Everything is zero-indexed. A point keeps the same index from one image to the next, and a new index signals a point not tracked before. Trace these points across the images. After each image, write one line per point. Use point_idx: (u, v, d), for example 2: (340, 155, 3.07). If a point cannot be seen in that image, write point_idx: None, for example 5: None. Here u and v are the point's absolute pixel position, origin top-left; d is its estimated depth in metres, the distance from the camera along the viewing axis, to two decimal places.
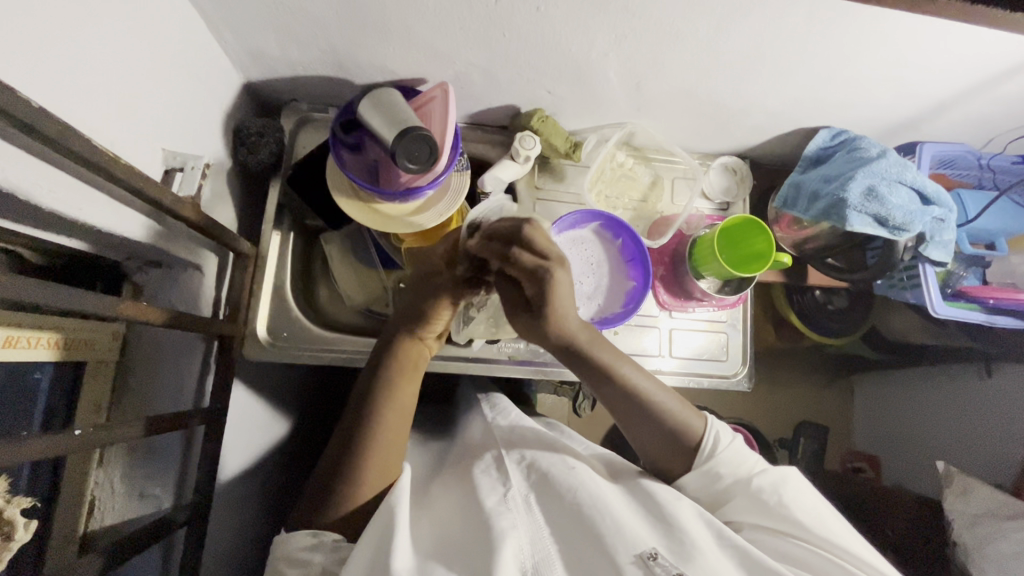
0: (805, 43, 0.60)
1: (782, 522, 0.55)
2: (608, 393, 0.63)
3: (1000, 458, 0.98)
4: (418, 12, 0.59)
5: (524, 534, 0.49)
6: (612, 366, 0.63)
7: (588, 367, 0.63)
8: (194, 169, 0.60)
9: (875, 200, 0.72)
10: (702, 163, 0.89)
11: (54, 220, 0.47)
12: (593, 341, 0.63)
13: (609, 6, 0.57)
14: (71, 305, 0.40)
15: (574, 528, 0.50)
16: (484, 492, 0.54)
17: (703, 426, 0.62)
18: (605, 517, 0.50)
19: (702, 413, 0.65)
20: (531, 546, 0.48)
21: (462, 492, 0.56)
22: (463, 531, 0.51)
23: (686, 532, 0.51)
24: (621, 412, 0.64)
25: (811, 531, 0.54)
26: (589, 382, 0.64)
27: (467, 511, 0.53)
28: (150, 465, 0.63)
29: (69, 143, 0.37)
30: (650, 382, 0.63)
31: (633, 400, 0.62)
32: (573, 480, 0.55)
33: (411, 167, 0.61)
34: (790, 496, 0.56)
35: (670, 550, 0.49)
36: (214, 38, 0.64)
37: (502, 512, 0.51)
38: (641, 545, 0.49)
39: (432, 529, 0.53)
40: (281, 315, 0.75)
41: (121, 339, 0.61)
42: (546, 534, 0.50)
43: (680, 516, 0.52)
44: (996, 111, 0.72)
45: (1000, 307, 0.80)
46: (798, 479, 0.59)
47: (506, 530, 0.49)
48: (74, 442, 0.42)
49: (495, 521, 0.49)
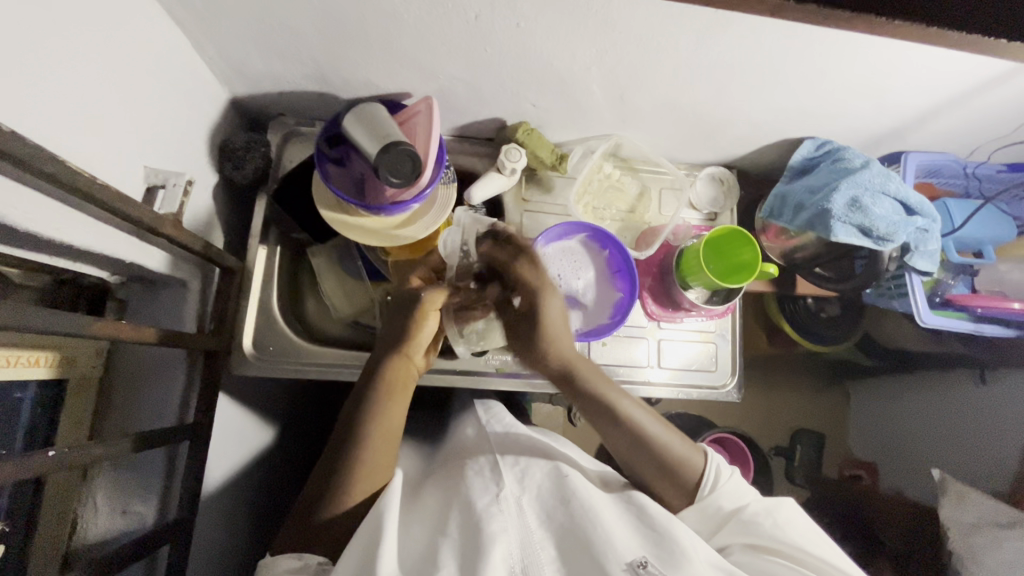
0: (788, 56, 0.60)
1: (771, 543, 0.55)
2: (598, 417, 0.66)
3: (997, 466, 0.98)
4: (399, 28, 0.60)
5: (514, 537, 0.49)
6: (608, 389, 0.66)
7: (583, 390, 0.67)
8: (175, 186, 0.59)
9: (860, 211, 0.72)
10: (690, 173, 0.89)
11: (36, 241, 0.47)
12: (588, 365, 0.68)
13: (589, 21, 0.57)
14: (47, 325, 0.40)
15: (565, 537, 0.50)
16: (476, 493, 0.53)
17: (703, 462, 0.62)
18: (597, 526, 0.50)
19: (701, 448, 0.64)
20: (521, 550, 0.48)
21: (450, 493, 0.56)
22: (450, 533, 0.50)
23: (677, 541, 0.50)
24: (607, 436, 0.65)
25: (802, 551, 0.54)
26: (581, 404, 0.67)
27: (457, 511, 0.52)
28: (131, 482, 0.62)
29: (45, 165, 0.38)
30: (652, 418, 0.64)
31: (635, 433, 0.63)
32: (565, 488, 0.54)
33: (395, 182, 0.62)
34: (783, 519, 0.57)
35: (659, 558, 0.48)
36: (199, 55, 0.65)
37: (493, 514, 0.50)
38: (631, 553, 0.48)
39: (420, 531, 0.52)
40: (268, 329, 0.75)
41: (104, 355, 0.61)
42: (537, 537, 0.50)
43: (674, 528, 0.52)
44: (978, 121, 0.72)
45: (988, 316, 0.80)
46: (792, 508, 0.59)
47: (495, 533, 0.48)
48: (51, 464, 0.42)
49: (485, 523, 0.48)
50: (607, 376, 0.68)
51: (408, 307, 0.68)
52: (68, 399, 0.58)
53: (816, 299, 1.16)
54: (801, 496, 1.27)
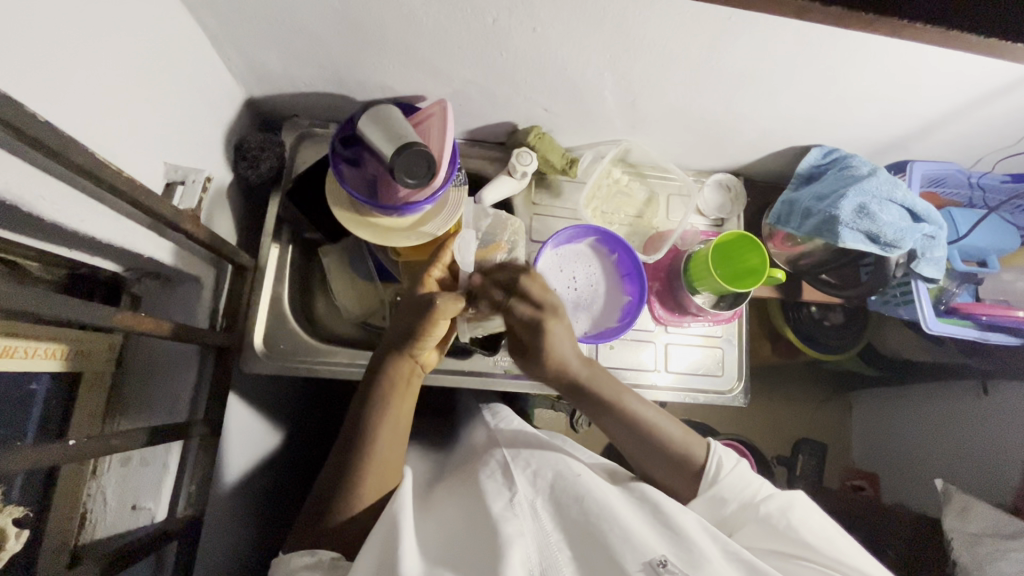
0: (797, 64, 0.61)
1: (788, 544, 0.55)
2: (615, 426, 0.66)
3: (1000, 476, 0.98)
4: (417, 31, 0.61)
5: (530, 540, 0.48)
6: (617, 398, 0.65)
7: (598, 403, 0.66)
8: (195, 182, 0.60)
9: (867, 218, 0.73)
10: (697, 180, 0.90)
11: (57, 231, 0.48)
12: (599, 376, 0.66)
13: (604, 26, 0.58)
14: (69, 314, 0.40)
15: (581, 534, 0.50)
16: (490, 498, 0.53)
17: (705, 453, 0.64)
18: (614, 525, 0.49)
19: (704, 440, 0.66)
20: (538, 553, 0.48)
21: (466, 498, 0.56)
22: (469, 537, 0.50)
23: (694, 541, 0.50)
24: (625, 442, 0.66)
25: (817, 551, 0.54)
26: (597, 415, 0.67)
27: (473, 516, 0.52)
28: (142, 478, 0.61)
29: (73, 155, 0.38)
30: (655, 412, 0.66)
31: (638, 430, 0.65)
32: (579, 488, 0.54)
33: (410, 182, 0.62)
34: (799, 519, 0.56)
35: (679, 557, 0.48)
36: (218, 55, 0.66)
37: (509, 518, 0.50)
38: (650, 552, 0.48)
39: (435, 537, 0.52)
40: (278, 327, 0.75)
41: (118, 348, 0.61)
42: (553, 540, 0.49)
43: (690, 526, 0.52)
44: (982, 131, 0.73)
45: (993, 324, 0.81)
46: (805, 503, 0.59)
47: (512, 535, 0.47)
48: (67, 453, 0.42)
49: (502, 526, 0.48)
50: (616, 382, 0.67)
51: (419, 304, 0.61)
52: (82, 392, 0.58)
53: (820, 307, 1.17)
54: None
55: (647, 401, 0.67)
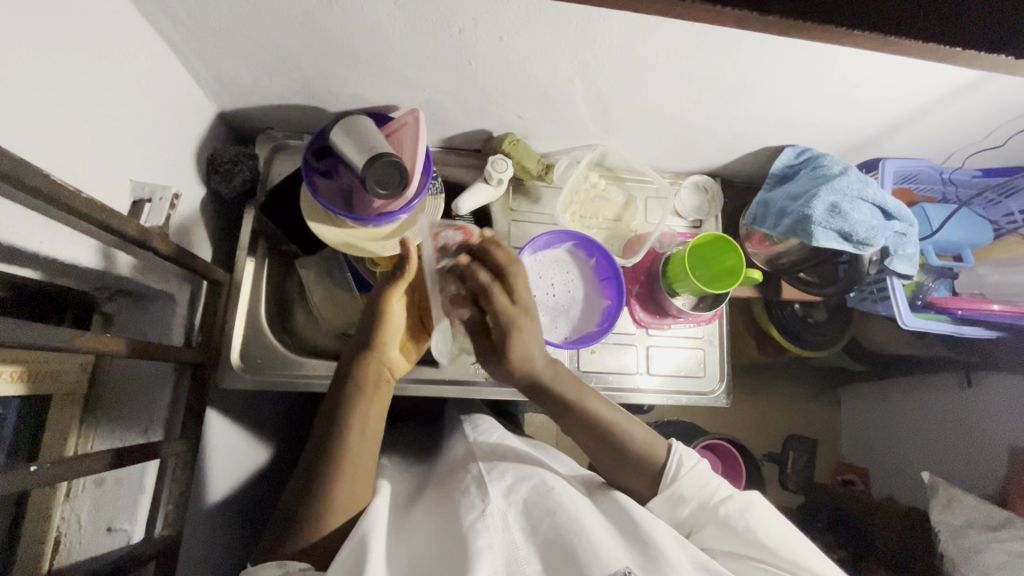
0: (763, 67, 0.62)
1: (748, 546, 0.55)
2: (575, 424, 0.65)
3: (985, 467, 0.98)
4: (384, 42, 0.61)
5: (499, 553, 0.48)
6: (576, 398, 0.64)
7: (555, 402, 0.64)
8: (162, 200, 0.60)
9: (839, 216, 0.74)
10: (674, 182, 0.90)
11: (16, 255, 0.47)
12: (557, 378, 0.64)
13: (570, 34, 0.59)
14: (27, 340, 0.40)
15: (550, 548, 0.49)
16: (462, 512, 0.52)
17: (666, 452, 0.64)
18: (583, 537, 0.49)
19: (667, 440, 0.66)
20: (507, 568, 0.47)
21: (442, 512, 0.55)
22: (439, 555, 0.50)
23: (661, 551, 0.50)
24: (587, 441, 0.65)
25: (775, 553, 0.54)
26: (555, 413, 0.65)
27: (445, 533, 0.52)
28: (116, 499, 0.61)
29: (29, 178, 0.38)
30: (613, 413, 0.65)
31: (597, 431, 0.64)
32: (552, 501, 0.53)
33: (381, 192, 0.62)
34: (756, 521, 0.56)
35: (644, 568, 0.48)
36: (186, 70, 0.65)
37: (480, 531, 0.49)
38: (615, 563, 0.48)
39: (405, 552, 0.52)
40: (254, 342, 0.74)
41: (89, 367, 0.60)
42: (522, 554, 0.49)
43: (658, 537, 0.52)
44: (950, 129, 0.74)
45: (968, 317, 0.82)
46: (763, 503, 0.59)
47: (482, 549, 0.47)
48: (34, 478, 0.41)
49: (472, 540, 0.48)
50: (576, 381, 0.66)
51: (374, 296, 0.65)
52: (53, 412, 0.57)
53: (803, 305, 1.18)
54: (794, 501, 1.27)
55: (607, 401, 0.66)
